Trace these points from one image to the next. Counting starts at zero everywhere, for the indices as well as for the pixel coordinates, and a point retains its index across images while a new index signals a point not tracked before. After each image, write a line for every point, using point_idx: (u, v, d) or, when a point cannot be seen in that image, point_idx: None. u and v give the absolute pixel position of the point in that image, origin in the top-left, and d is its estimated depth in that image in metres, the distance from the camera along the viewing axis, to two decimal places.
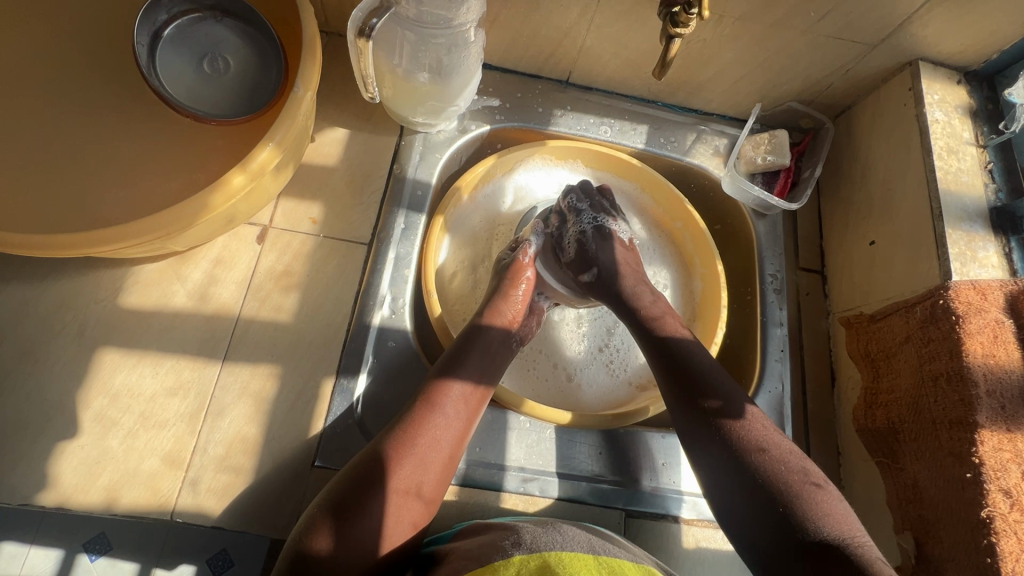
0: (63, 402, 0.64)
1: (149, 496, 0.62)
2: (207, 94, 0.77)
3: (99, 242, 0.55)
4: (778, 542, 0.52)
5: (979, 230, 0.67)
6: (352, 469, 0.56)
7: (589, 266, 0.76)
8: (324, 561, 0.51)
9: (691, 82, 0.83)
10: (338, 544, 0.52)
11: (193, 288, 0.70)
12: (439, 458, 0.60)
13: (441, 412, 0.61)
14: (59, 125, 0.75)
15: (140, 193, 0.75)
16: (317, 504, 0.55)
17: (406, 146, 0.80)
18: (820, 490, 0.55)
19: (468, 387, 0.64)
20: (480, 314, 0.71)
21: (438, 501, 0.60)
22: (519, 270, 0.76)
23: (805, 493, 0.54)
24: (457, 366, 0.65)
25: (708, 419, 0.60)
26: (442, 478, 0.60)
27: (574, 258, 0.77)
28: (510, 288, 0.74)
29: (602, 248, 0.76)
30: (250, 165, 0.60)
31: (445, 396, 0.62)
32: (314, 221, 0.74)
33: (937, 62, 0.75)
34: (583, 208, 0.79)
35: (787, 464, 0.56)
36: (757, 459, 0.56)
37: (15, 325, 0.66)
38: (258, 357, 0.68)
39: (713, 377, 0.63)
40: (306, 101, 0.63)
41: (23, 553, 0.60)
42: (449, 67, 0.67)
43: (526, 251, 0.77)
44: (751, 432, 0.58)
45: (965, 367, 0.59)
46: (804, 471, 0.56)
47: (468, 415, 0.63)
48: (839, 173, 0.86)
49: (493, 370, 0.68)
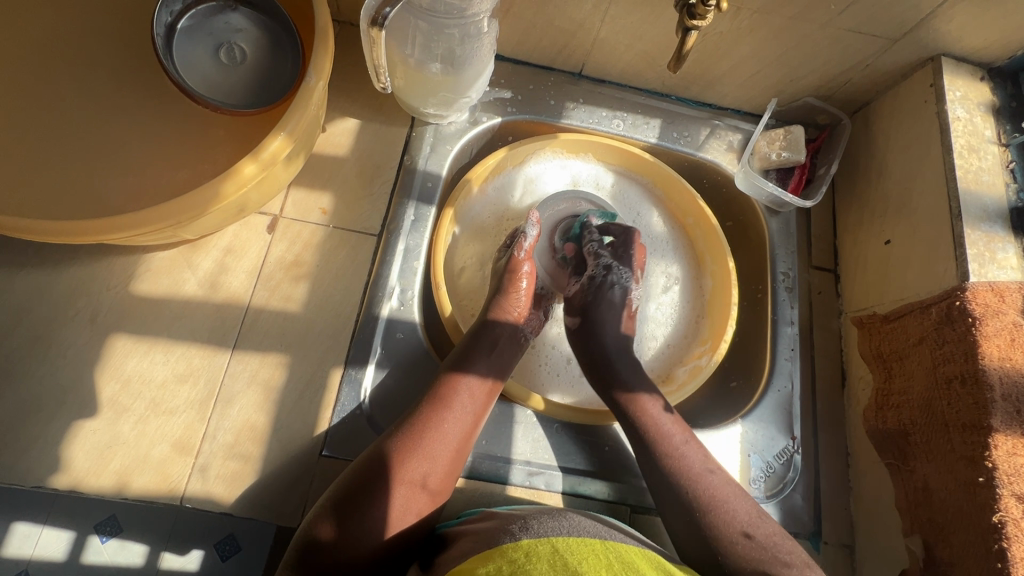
0: (75, 387, 0.65)
1: (159, 481, 0.62)
2: (226, 84, 0.76)
3: (112, 228, 0.56)
4: (686, 529, 0.60)
5: (999, 231, 0.66)
6: (364, 461, 0.57)
7: (579, 311, 0.76)
8: (334, 547, 0.52)
9: (706, 75, 0.81)
10: (346, 533, 0.53)
11: (204, 276, 0.70)
12: (448, 451, 0.60)
13: (451, 406, 0.62)
14: (75, 112, 0.76)
15: (152, 181, 0.75)
16: (327, 493, 0.56)
17: (417, 137, 0.79)
18: (714, 477, 0.62)
19: (478, 382, 0.64)
20: (493, 308, 0.71)
21: (446, 493, 0.60)
22: (517, 268, 0.73)
23: (695, 477, 0.62)
24: (469, 360, 0.66)
25: (621, 414, 0.68)
26: (450, 470, 0.60)
27: (574, 300, 0.78)
28: (511, 286, 0.73)
29: (596, 307, 0.75)
30: (261, 154, 0.60)
31: (456, 391, 0.63)
32: (325, 211, 0.74)
33: (960, 58, 0.73)
34: (603, 253, 0.77)
35: (685, 452, 0.64)
36: (660, 451, 0.64)
37: (29, 310, 0.67)
38: (268, 346, 0.68)
39: (635, 378, 0.70)
40: (317, 90, 0.62)
41: (35, 533, 0.61)
42: (462, 57, 0.66)
43: (522, 246, 0.74)
44: (656, 425, 0.66)
45: (980, 370, 0.58)
46: (701, 457, 0.64)
47: (479, 409, 0.64)
48: (855, 170, 0.84)
49: (504, 365, 0.68)
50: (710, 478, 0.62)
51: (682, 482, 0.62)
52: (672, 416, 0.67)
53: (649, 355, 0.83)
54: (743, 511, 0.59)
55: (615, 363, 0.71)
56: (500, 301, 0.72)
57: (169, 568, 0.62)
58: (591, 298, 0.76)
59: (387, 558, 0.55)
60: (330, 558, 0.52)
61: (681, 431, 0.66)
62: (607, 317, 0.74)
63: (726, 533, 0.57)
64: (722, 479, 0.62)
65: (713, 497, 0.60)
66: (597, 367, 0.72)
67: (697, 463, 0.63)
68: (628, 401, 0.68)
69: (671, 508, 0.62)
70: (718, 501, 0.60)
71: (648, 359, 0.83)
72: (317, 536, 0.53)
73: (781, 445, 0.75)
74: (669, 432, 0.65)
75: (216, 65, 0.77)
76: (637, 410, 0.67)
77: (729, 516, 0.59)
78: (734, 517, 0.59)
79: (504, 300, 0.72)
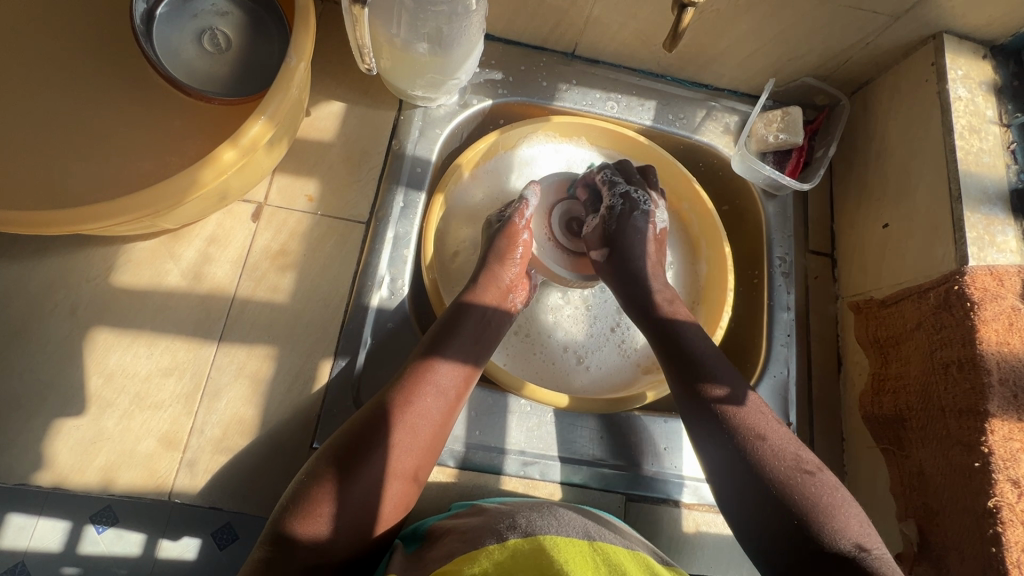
0: (56, 382, 0.63)
1: (146, 476, 0.61)
2: (210, 71, 0.73)
3: (87, 219, 0.54)
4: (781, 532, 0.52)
5: (999, 213, 0.65)
6: (335, 451, 0.54)
7: (604, 243, 0.74)
8: (308, 543, 0.49)
9: (702, 55, 0.79)
10: (319, 528, 0.50)
11: (187, 267, 0.68)
12: (423, 439, 0.57)
13: (426, 392, 0.59)
14: (50, 98, 0.73)
15: (132, 170, 0.73)
16: (297, 483, 0.53)
17: (405, 120, 0.77)
18: (815, 478, 0.54)
19: (453, 366, 0.61)
20: (466, 291, 0.69)
21: (422, 482, 0.58)
22: (514, 232, 0.72)
23: (798, 482, 0.54)
24: (442, 344, 0.62)
25: (708, 406, 0.59)
26: (426, 459, 0.58)
27: (597, 232, 0.76)
28: (506, 253, 0.71)
29: (623, 225, 0.73)
30: (240, 140, 0.57)
31: (431, 377, 0.60)
32: (311, 198, 0.72)
33: (961, 36, 0.71)
34: (618, 181, 0.76)
35: (785, 453, 0.56)
36: (749, 453, 0.56)
37: (7, 304, 0.65)
38: (254, 338, 0.66)
39: (712, 363, 0.62)
40: (300, 71, 0.60)
41: (31, 524, 0.60)
42: (449, 37, 0.64)
43: (523, 213, 0.73)
44: (753, 424, 0.57)
45: (978, 355, 0.58)
46: (798, 457, 0.56)
47: (457, 394, 0.61)
48: (853, 152, 0.83)
49: (482, 348, 0.65)
50: (816, 481, 0.54)
51: (783, 488, 0.53)
52: (765, 412, 0.59)
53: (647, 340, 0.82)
54: (845, 517, 0.52)
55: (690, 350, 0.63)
56: (479, 284, 0.69)
57: (167, 557, 0.61)
58: (615, 216, 0.74)
59: (364, 549, 0.53)
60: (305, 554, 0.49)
61: (777, 428, 0.58)
62: (635, 236, 0.73)
63: (848, 549, 0.50)
64: (829, 483, 0.55)
65: (822, 503, 0.53)
66: (635, 302, 0.70)
67: (794, 463, 0.55)
68: (718, 393, 0.60)
69: (767, 523, 0.53)
70: (824, 508, 0.52)
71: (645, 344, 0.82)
72: (293, 532, 0.49)
73: None
74: (761, 430, 0.57)
75: (200, 51, 0.73)
76: (722, 405, 0.59)
77: (846, 528, 0.51)
78: (846, 531, 0.51)
79: (484, 280, 0.70)
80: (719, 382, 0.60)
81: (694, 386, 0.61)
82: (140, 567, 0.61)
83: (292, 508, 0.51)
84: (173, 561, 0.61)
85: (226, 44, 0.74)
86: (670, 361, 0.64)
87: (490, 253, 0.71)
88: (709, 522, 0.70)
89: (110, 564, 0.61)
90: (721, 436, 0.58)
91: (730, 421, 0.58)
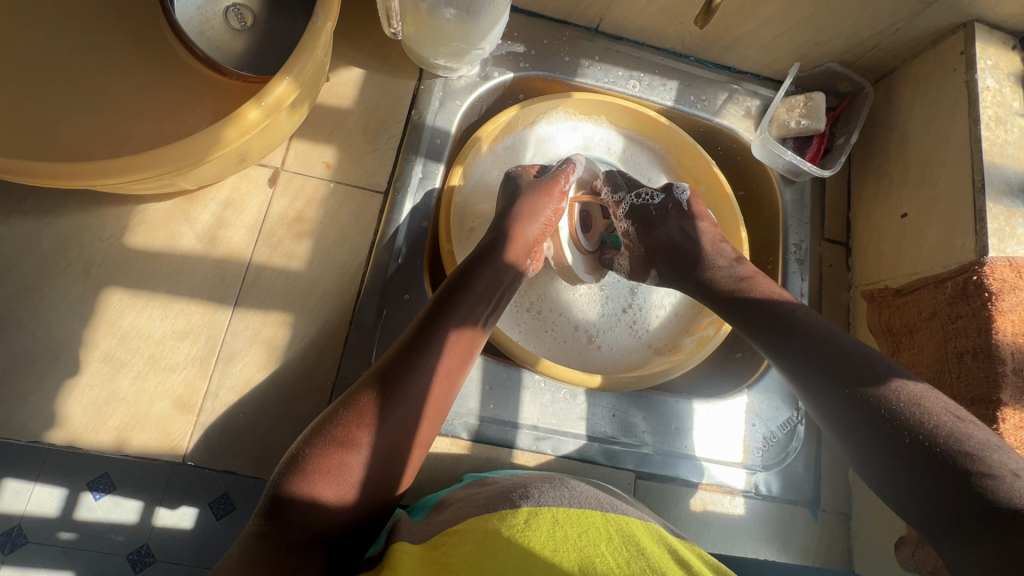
0: (68, 342, 0.62)
1: (160, 438, 0.62)
2: (233, 46, 0.73)
3: (104, 173, 0.53)
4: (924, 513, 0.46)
5: (1021, 205, 0.65)
6: (347, 408, 0.53)
7: (649, 266, 0.73)
8: (314, 502, 0.48)
9: (727, 36, 0.78)
10: (327, 487, 0.49)
11: (202, 230, 0.67)
12: (428, 402, 0.55)
13: (431, 361, 0.56)
14: (59, 53, 0.71)
15: (140, 132, 0.71)
16: (308, 435, 0.52)
17: (425, 90, 0.75)
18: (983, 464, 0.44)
19: (457, 331, 0.58)
20: (485, 246, 0.65)
21: (428, 445, 0.56)
22: (552, 188, 0.71)
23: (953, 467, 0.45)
24: (451, 305, 0.59)
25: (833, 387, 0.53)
26: (432, 419, 0.56)
27: (634, 261, 0.74)
28: (529, 214, 0.68)
29: (648, 231, 0.72)
30: (265, 98, 0.57)
31: (435, 337, 0.57)
32: (328, 165, 0.71)
33: (993, 26, 0.70)
34: (620, 188, 0.75)
35: (951, 434, 0.46)
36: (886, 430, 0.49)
37: (18, 262, 0.64)
38: (270, 305, 0.66)
39: (830, 338, 0.56)
40: (326, 32, 0.59)
41: (27, 490, 0.60)
42: (478, 4, 0.62)
43: (568, 176, 0.73)
44: (888, 399, 0.50)
45: (994, 344, 0.59)
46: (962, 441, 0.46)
47: (462, 355, 0.59)
48: (874, 141, 0.82)
49: (492, 309, 0.62)
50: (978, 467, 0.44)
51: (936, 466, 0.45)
52: (918, 391, 0.50)
53: (659, 322, 0.82)
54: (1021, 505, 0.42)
55: (798, 324, 0.58)
56: (506, 242, 0.66)
57: (163, 525, 0.61)
58: (638, 229, 0.73)
59: (369, 511, 0.51)
60: (307, 511, 0.48)
61: (934, 405, 0.49)
62: (669, 232, 0.71)
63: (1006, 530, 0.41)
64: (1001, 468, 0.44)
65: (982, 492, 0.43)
66: (721, 297, 0.65)
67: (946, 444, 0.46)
68: (831, 369, 0.54)
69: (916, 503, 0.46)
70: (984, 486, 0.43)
71: (658, 327, 0.82)
72: (297, 489, 0.48)
73: (785, 415, 0.74)
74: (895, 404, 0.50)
75: (224, 25, 0.73)
76: (832, 379, 0.54)
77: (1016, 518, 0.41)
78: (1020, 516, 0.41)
79: (511, 237, 0.66)
80: (843, 360, 0.54)
81: (805, 360, 0.56)
82: (136, 535, 0.61)
83: (300, 466, 0.49)
84: (170, 529, 0.61)
85: (252, 21, 0.74)
86: (743, 320, 0.62)
87: (523, 207, 0.69)
88: (716, 502, 0.71)
89: (106, 531, 0.61)
90: (837, 414, 0.52)
91: (856, 398, 0.51)
